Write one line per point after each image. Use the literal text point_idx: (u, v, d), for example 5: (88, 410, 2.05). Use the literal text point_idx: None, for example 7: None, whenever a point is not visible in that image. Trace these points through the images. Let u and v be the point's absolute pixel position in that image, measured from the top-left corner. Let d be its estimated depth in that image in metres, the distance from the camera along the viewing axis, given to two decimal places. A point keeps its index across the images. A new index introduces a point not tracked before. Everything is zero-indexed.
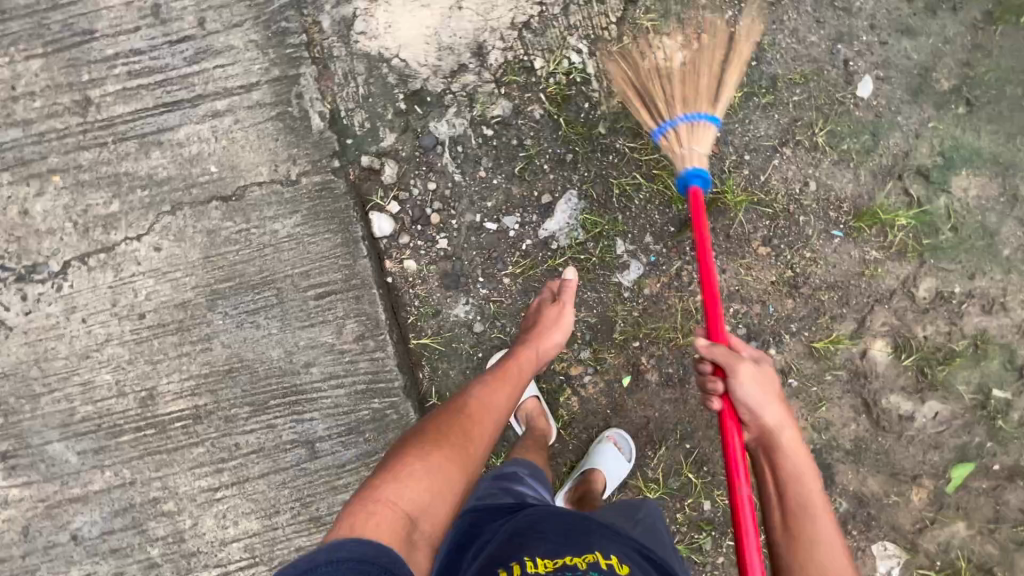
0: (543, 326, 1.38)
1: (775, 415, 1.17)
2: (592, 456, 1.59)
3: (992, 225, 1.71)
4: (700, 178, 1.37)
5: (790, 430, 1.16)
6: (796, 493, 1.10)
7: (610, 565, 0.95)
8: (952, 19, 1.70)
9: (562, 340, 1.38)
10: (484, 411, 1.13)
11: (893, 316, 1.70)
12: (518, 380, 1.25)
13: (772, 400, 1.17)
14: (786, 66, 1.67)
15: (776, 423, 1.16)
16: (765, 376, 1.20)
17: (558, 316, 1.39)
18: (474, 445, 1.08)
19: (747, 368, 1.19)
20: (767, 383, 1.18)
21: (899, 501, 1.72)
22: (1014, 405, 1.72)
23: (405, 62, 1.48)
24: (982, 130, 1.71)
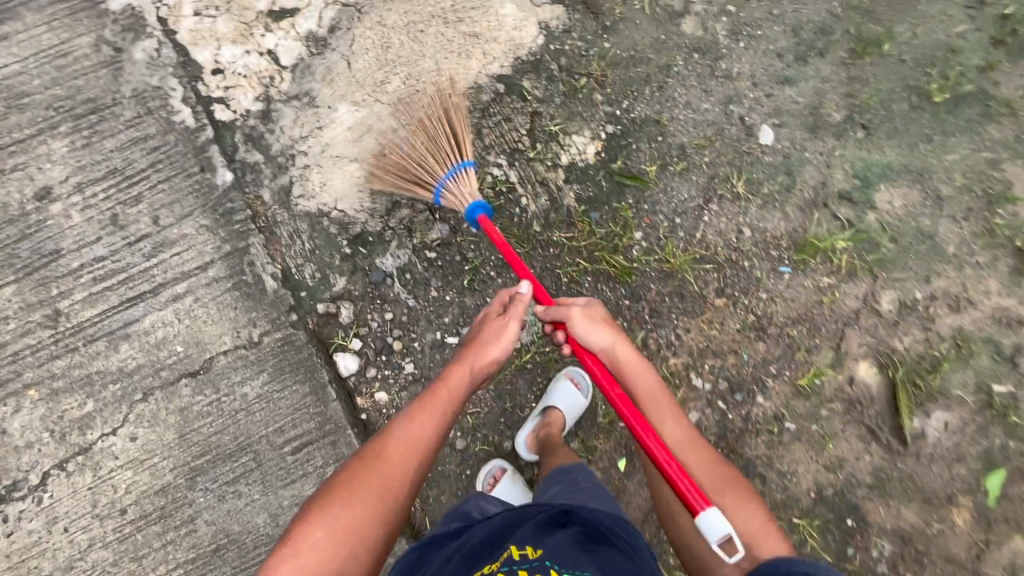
0: (482, 340, 1.32)
1: (620, 349, 1.32)
2: (545, 396, 1.58)
3: (928, 227, 1.78)
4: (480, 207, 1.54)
5: (621, 343, 1.32)
6: (648, 386, 1.29)
7: (523, 555, 0.93)
8: (823, 63, 1.89)
9: (500, 356, 1.30)
10: (407, 451, 1.13)
11: (868, 335, 1.71)
12: (445, 408, 1.22)
13: (610, 334, 1.32)
14: (688, 134, 1.82)
15: (624, 354, 1.32)
16: (598, 312, 1.35)
17: (501, 331, 1.33)
18: (389, 492, 1.08)
19: (586, 313, 1.34)
20: (596, 315, 1.34)
21: (944, 528, 1.61)
22: (1020, 397, 1.67)
23: (343, 211, 1.61)
24: (885, 146, 1.83)
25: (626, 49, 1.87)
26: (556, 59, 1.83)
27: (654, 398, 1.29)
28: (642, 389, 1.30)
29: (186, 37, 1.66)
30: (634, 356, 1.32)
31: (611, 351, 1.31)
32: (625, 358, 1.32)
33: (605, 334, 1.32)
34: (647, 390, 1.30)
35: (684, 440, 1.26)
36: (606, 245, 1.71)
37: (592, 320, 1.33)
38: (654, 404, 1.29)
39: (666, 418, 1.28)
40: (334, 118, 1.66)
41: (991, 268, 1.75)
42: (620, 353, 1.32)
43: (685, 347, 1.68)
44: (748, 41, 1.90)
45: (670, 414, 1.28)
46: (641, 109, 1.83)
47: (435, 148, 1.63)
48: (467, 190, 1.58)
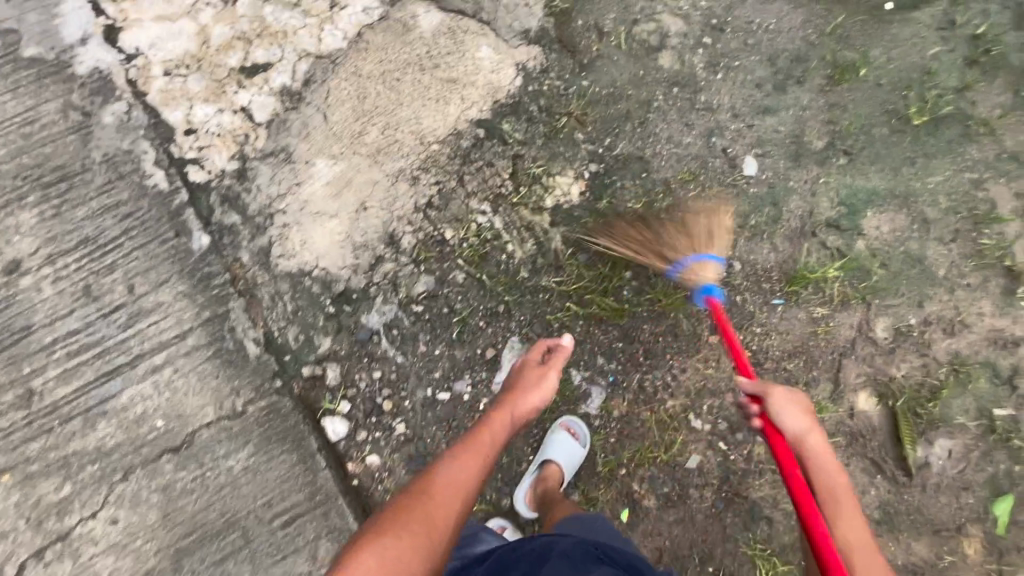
0: (519, 388, 1.42)
1: (812, 441, 1.21)
2: (542, 449, 1.57)
3: (917, 251, 1.77)
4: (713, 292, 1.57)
5: (816, 433, 1.22)
6: (830, 483, 1.17)
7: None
8: (802, 90, 1.89)
9: (539, 402, 1.40)
10: (453, 490, 1.15)
11: (864, 365, 1.69)
12: (487, 452, 1.26)
13: (807, 420, 1.23)
14: (672, 169, 1.81)
15: (815, 446, 1.21)
16: (801, 399, 1.27)
17: (540, 379, 1.43)
18: (437, 529, 1.09)
19: (788, 394, 1.27)
20: (799, 402, 1.26)
21: (954, 560, 1.59)
22: (1021, 419, 1.66)
23: (325, 269, 1.57)
24: (869, 172, 1.83)
25: (606, 86, 1.86)
26: (535, 100, 1.82)
27: (840, 504, 1.15)
28: (826, 488, 1.17)
29: (158, 97, 1.63)
30: (828, 452, 1.21)
31: (803, 437, 1.22)
32: (816, 446, 1.21)
33: (802, 420, 1.24)
34: (831, 486, 1.17)
35: (858, 550, 1.10)
36: (595, 288, 1.68)
37: (792, 402, 1.26)
38: (835, 502, 1.15)
39: (844, 521, 1.12)
40: (312, 174, 1.63)
41: (982, 290, 1.75)
42: (812, 443, 1.21)
43: (682, 388, 1.64)
44: (726, 72, 1.90)
45: (855, 522, 1.13)
46: (624, 146, 1.82)
47: (695, 234, 1.66)
48: (705, 272, 1.58)
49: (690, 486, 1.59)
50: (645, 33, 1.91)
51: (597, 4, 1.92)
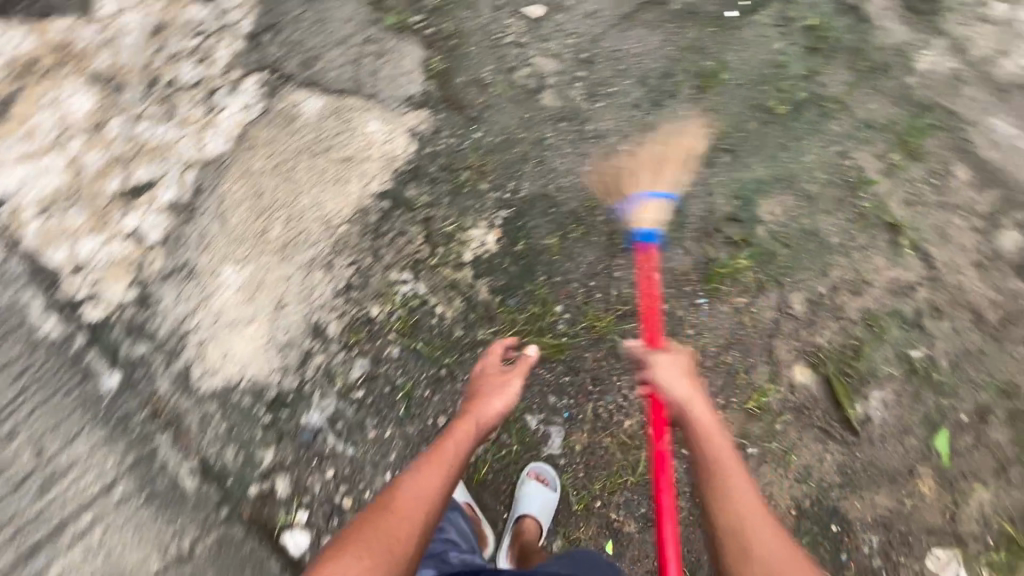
0: (482, 394, 1.43)
1: (694, 407, 1.27)
2: (516, 503, 1.57)
3: (810, 226, 1.92)
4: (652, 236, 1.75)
5: (698, 399, 1.29)
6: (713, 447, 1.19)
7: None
8: (676, 103, 2.04)
9: (502, 408, 1.41)
10: (415, 501, 1.14)
11: (792, 340, 1.80)
12: (452, 459, 1.24)
13: (690, 389, 1.31)
14: (577, 198, 1.89)
15: (696, 410, 1.26)
16: (681, 364, 1.36)
17: (502, 385, 1.45)
18: (399, 540, 1.09)
19: (666, 365, 1.36)
20: (681, 369, 1.35)
21: (916, 502, 1.67)
22: (935, 356, 1.81)
23: (253, 378, 1.51)
24: (752, 163, 1.99)
25: (498, 133, 1.94)
26: (433, 160, 1.86)
27: (727, 464, 1.16)
28: (711, 451, 1.18)
29: (36, 240, 1.54)
30: (710, 416, 1.25)
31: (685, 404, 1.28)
32: (696, 410, 1.26)
33: (685, 387, 1.32)
34: (714, 452, 1.18)
35: (748, 511, 1.09)
36: (531, 329, 1.72)
37: (673, 371, 1.35)
38: (720, 466, 1.16)
39: (733, 483, 1.12)
40: (220, 284, 1.57)
41: (873, 247, 1.92)
42: (691, 405, 1.27)
43: (636, 406, 1.67)
44: (605, 100, 2.02)
45: (742, 483, 1.13)
46: (528, 186, 1.88)
47: (637, 171, 1.86)
48: (646, 217, 1.78)
49: None
50: (524, 78, 2.02)
51: (474, 59, 2.02)
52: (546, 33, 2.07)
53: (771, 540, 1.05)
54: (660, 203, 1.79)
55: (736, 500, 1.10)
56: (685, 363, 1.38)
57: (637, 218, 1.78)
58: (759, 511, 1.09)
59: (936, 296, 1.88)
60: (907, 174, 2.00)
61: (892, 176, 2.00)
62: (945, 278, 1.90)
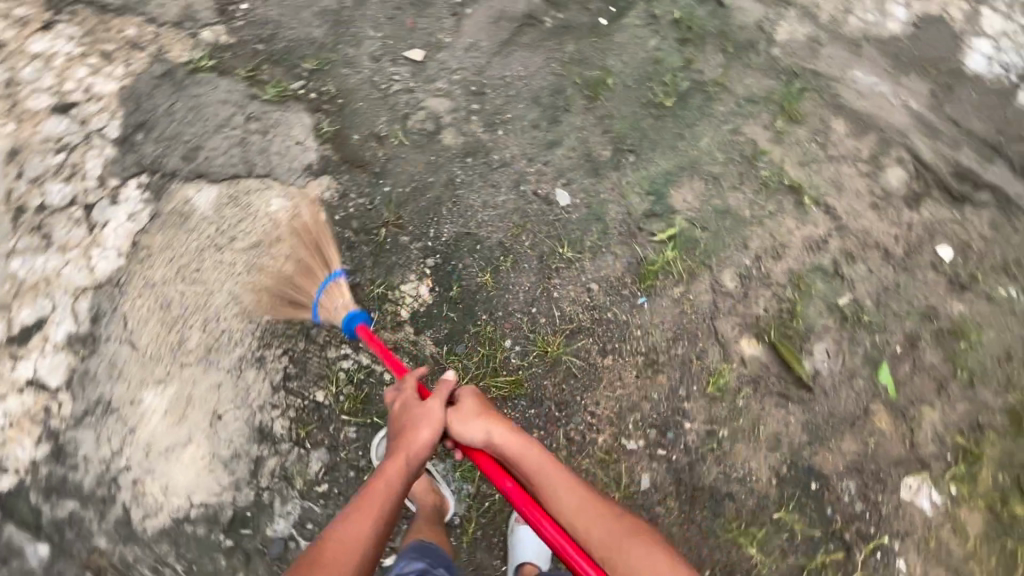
0: (410, 425, 1.36)
1: (500, 439, 1.34)
2: (512, 551, 1.51)
3: (722, 204, 2.01)
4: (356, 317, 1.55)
5: (499, 433, 1.35)
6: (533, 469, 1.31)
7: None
8: (572, 116, 2.09)
9: (430, 437, 1.34)
10: (346, 549, 1.13)
11: (734, 317, 1.86)
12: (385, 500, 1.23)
13: (487, 426, 1.35)
14: (500, 229, 1.88)
15: (504, 443, 1.33)
16: (470, 407, 1.38)
17: (430, 412, 1.37)
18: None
19: (458, 414, 1.38)
20: (467, 412, 1.38)
21: (878, 439, 1.76)
22: (859, 299, 1.93)
23: (202, 503, 1.40)
24: (656, 157, 2.06)
25: (407, 183, 1.91)
26: (348, 225, 1.81)
27: (546, 475, 1.31)
28: (533, 473, 1.31)
29: None
30: (516, 441, 1.34)
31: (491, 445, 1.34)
32: (504, 440, 1.34)
33: (482, 427, 1.35)
34: (535, 470, 1.31)
35: (580, 503, 1.27)
36: (489, 369, 1.71)
37: (466, 415, 1.38)
38: (545, 479, 1.30)
39: (559, 491, 1.28)
40: (143, 412, 1.44)
41: (782, 211, 2.03)
42: (497, 444, 1.34)
43: (604, 419, 1.69)
44: (504, 127, 2.04)
45: (563, 485, 1.29)
46: (449, 229, 1.86)
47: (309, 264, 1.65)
48: (339, 299, 1.58)
49: (654, 506, 1.64)
50: (419, 123, 2.01)
51: (364, 115, 1.99)
52: (431, 74, 2.07)
53: (599, 521, 1.24)
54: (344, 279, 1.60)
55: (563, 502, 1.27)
56: (474, 399, 1.42)
57: (332, 308, 1.58)
58: (583, 501, 1.27)
59: (847, 243, 2.01)
60: (794, 137, 2.14)
61: (781, 142, 2.13)
62: (849, 225, 2.04)
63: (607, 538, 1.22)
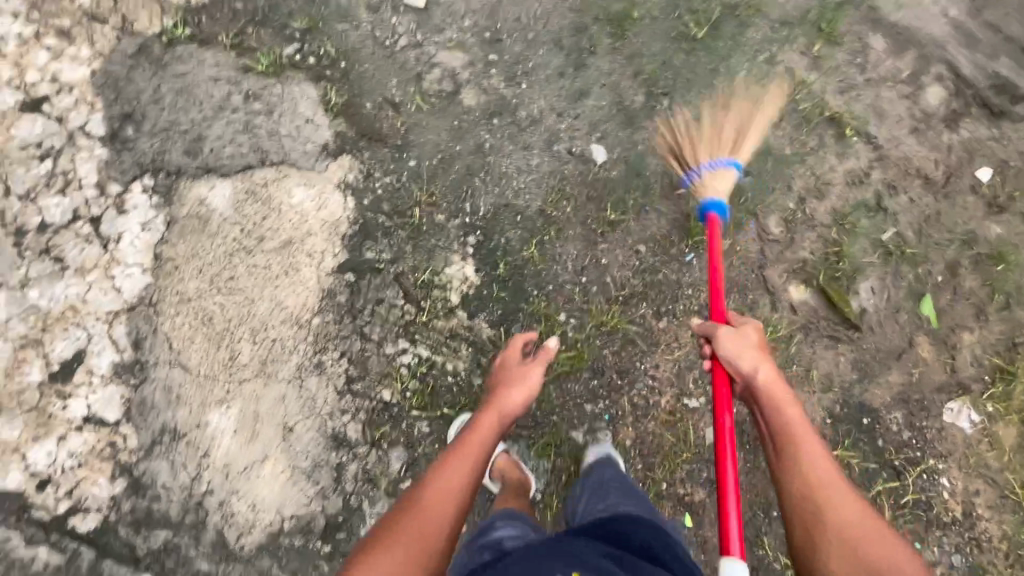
0: (504, 384, 1.44)
1: (765, 380, 1.26)
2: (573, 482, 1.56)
3: (762, 145, 1.92)
4: (716, 208, 1.66)
5: (769, 370, 1.27)
6: (783, 417, 1.19)
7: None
8: (598, 58, 1.91)
9: (523, 399, 1.40)
10: (447, 488, 1.10)
11: (781, 264, 1.85)
12: (480, 447, 1.23)
13: (759, 359, 1.30)
14: (539, 196, 1.78)
15: (767, 380, 1.26)
16: (751, 338, 1.35)
17: (526, 375, 1.45)
18: (435, 524, 1.04)
19: (732, 335, 1.35)
20: (741, 341, 1.34)
21: (922, 369, 1.83)
22: (902, 231, 1.92)
23: (294, 515, 1.42)
24: (691, 98, 1.92)
25: (433, 154, 1.76)
26: (379, 209, 1.68)
27: (799, 429, 1.17)
28: (785, 417, 1.19)
29: None
30: (781, 382, 1.25)
31: (754, 376, 1.28)
32: (769, 383, 1.26)
33: (750, 360, 1.30)
34: (785, 419, 1.19)
35: (826, 478, 1.10)
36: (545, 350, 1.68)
37: (740, 346, 1.34)
38: (796, 434, 1.16)
39: (812, 451, 1.13)
40: (211, 435, 1.40)
41: (823, 146, 1.95)
42: (761, 380, 1.27)
43: (664, 380, 1.70)
44: (527, 79, 1.86)
45: (817, 451, 1.13)
46: (487, 201, 1.75)
47: (722, 137, 1.81)
48: (717, 182, 1.71)
49: None
50: (435, 83, 1.82)
51: (373, 78, 1.79)
52: (439, 22, 1.85)
53: (852, 506, 1.06)
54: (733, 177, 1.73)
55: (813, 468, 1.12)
56: (754, 336, 1.37)
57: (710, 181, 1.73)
58: (838, 480, 1.10)
59: (888, 174, 1.96)
60: (832, 62, 2.00)
61: (819, 69, 1.99)
62: (890, 155, 1.97)
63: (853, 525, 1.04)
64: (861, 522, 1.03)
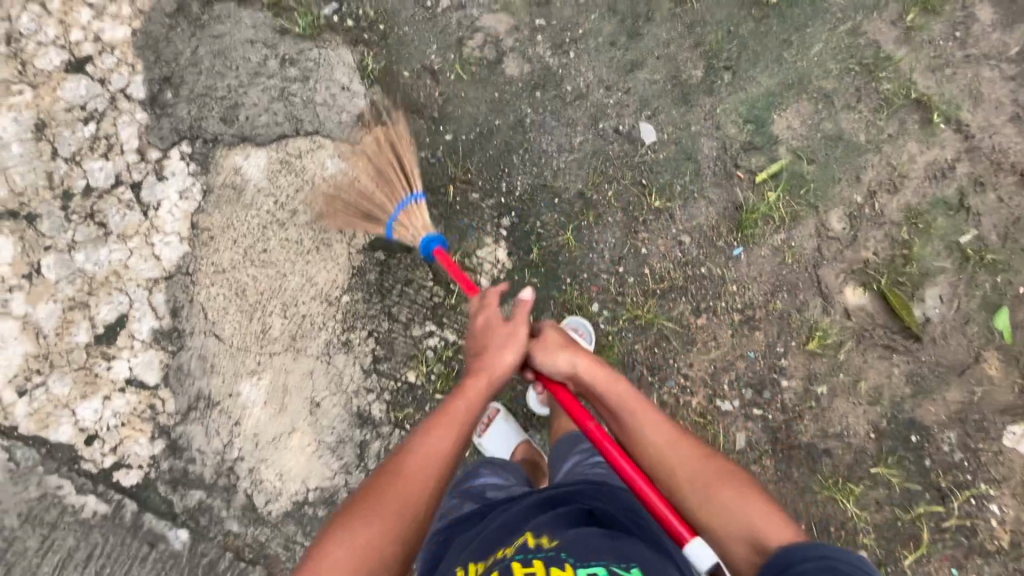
0: (490, 345, 1.26)
1: (587, 371, 1.21)
2: None
3: (832, 129, 1.73)
4: (434, 242, 1.48)
5: (583, 360, 1.23)
6: (617, 403, 1.16)
7: (538, 544, 0.92)
8: (655, 25, 1.73)
9: (514, 359, 1.25)
10: (423, 466, 1.04)
11: (838, 264, 1.70)
12: (462, 421, 1.13)
13: (571, 354, 1.24)
14: (580, 177, 1.68)
15: (587, 371, 1.21)
16: (555, 336, 1.27)
17: (513, 336, 1.26)
18: (409, 505, 0.99)
19: (539, 340, 1.28)
20: (551, 339, 1.27)
21: (986, 388, 1.68)
22: (985, 234, 1.72)
23: (318, 487, 1.46)
24: (757, 74, 1.74)
25: (470, 128, 1.68)
26: None
27: (635, 407, 1.15)
28: (619, 402, 1.16)
29: (30, 424, 1.39)
30: (599, 368, 1.21)
31: (575, 371, 1.22)
32: (590, 371, 1.21)
33: (566, 357, 1.24)
34: (621, 404, 1.16)
35: (669, 444, 1.09)
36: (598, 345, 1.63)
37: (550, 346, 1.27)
38: (631, 414, 1.14)
39: (649, 425, 1.12)
40: (243, 404, 1.45)
41: (904, 133, 1.74)
42: (583, 374, 1.21)
43: (698, 380, 1.64)
44: (576, 47, 1.72)
45: (653, 422, 1.12)
46: (523, 181, 1.67)
47: (384, 177, 1.58)
48: (417, 220, 1.53)
49: (750, 464, 1.64)
50: (477, 50, 1.70)
51: (412, 43, 1.69)
52: None
53: (696, 461, 1.05)
54: (420, 204, 1.55)
55: (656, 438, 1.10)
56: (557, 331, 1.31)
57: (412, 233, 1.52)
58: (677, 440, 1.09)
59: (976, 168, 1.74)
60: (928, 34, 1.75)
61: (911, 43, 1.75)
62: (982, 145, 1.74)
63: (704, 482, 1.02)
64: (705, 473, 1.03)
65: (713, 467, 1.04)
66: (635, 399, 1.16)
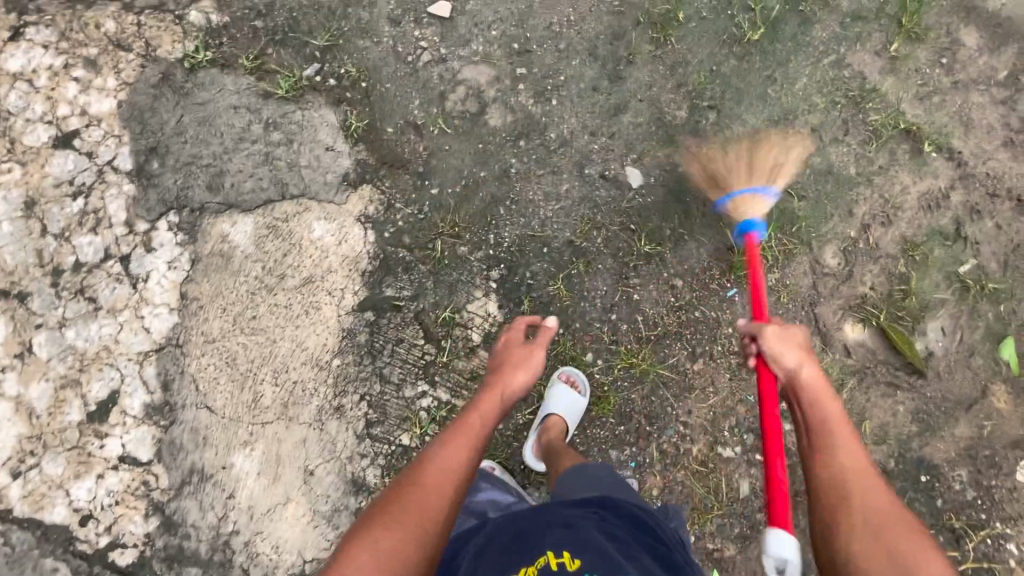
0: (508, 365, 1.33)
1: (812, 378, 1.11)
2: (543, 403, 1.58)
3: (821, 164, 1.71)
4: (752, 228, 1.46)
5: (813, 367, 1.13)
6: (823, 413, 1.06)
7: (561, 563, 0.89)
8: (637, 68, 1.73)
9: (528, 379, 1.30)
10: (442, 477, 1.03)
11: (835, 302, 1.67)
12: (480, 432, 1.13)
13: (805, 358, 1.15)
14: (569, 225, 1.67)
15: (811, 378, 1.11)
16: (797, 337, 1.18)
17: (529, 356, 1.34)
18: (431, 514, 0.97)
19: (779, 329, 1.19)
20: (792, 338, 1.17)
21: (995, 422, 1.63)
22: (983, 264, 1.68)
23: (314, 558, 1.44)
24: (742, 111, 1.72)
25: (456, 182, 1.67)
26: (400, 242, 1.62)
27: (841, 427, 1.04)
28: (826, 413, 1.06)
29: (25, 505, 1.40)
30: (822, 381, 1.11)
31: (796, 372, 1.13)
32: (814, 380, 1.11)
33: (796, 357, 1.15)
34: (824, 416, 1.06)
35: (858, 474, 0.98)
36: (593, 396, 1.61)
37: (786, 340, 1.17)
38: (832, 430, 1.03)
39: (847, 451, 1.00)
40: (237, 476, 1.44)
41: (894, 164, 1.72)
42: (805, 377, 1.12)
43: (698, 428, 1.61)
44: (558, 94, 1.72)
45: (853, 451, 1.01)
46: (512, 232, 1.66)
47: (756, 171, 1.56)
48: (747, 208, 1.50)
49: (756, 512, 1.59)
50: (459, 102, 1.71)
51: (394, 99, 1.70)
52: (464, 33, 1.73)
53: (887, 504, 0.94)
54: (768, 201, 1.50)
55: (850, 463, 0.99)
56: (800, 334, 1.21)
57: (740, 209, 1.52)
58: (871, 478, 0.98)
59: (972, 196, 1.71)
60: (913, 62, 1.74)
61: (896, 72, 1.73)
62: (976, 173, 1.71)
63: (884, 523, 0.91)
64: (893, 520, 0.91)
65: (904, 521, 0.92)
66: (846, 421, 1.05)
